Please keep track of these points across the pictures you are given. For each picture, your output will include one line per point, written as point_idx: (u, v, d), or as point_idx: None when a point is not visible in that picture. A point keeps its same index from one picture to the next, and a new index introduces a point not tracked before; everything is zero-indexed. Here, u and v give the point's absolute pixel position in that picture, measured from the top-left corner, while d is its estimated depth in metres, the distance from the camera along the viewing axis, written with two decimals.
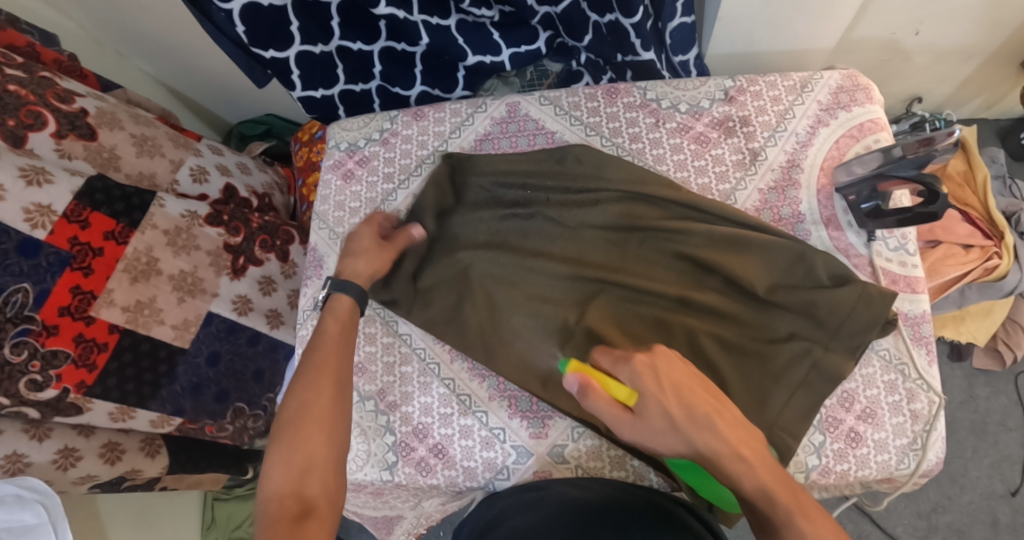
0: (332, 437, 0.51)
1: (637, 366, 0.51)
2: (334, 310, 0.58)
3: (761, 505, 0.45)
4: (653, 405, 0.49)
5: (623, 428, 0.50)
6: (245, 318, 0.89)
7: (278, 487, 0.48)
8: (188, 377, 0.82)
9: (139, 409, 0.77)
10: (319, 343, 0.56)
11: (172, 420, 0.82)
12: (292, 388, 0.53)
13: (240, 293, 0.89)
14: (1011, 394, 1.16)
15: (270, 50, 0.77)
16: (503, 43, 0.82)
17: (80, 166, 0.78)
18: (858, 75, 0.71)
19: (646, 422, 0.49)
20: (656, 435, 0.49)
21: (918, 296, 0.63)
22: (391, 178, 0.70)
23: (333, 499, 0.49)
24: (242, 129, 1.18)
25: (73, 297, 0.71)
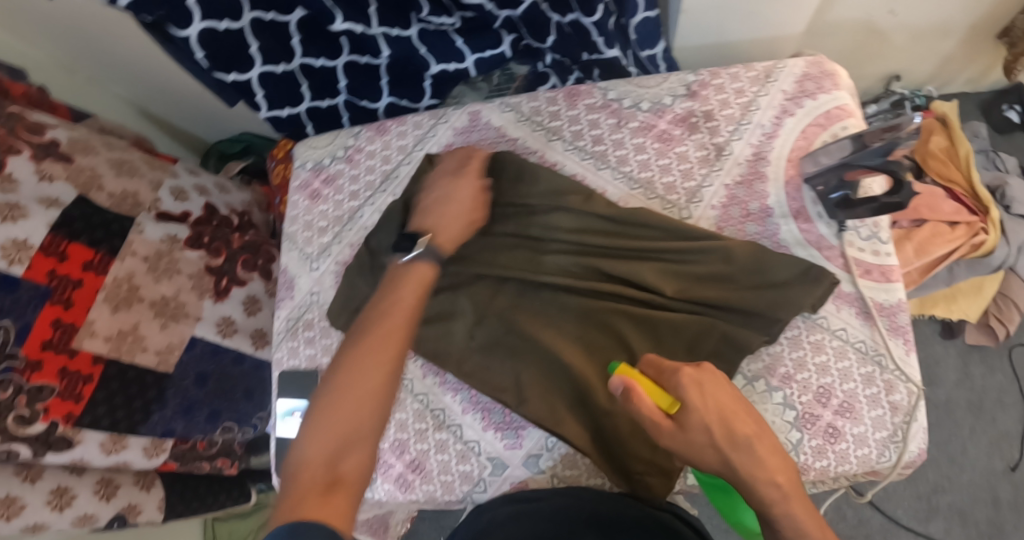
0: (380, 412, 0.47)
1: (687, 379, 0.49)
2: (412, 276, 0.53)
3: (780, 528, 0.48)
4: (699, 422, 0.48)
5: (662, 436, 0.49)
6: (229, 340, 0.89)
7: (314, 450, 0.44)
8: (178, 400, 0.82)
9: (131, 436, 0.77)
10: (389, 308, 0.51)
11: (164, 444, 0.81)
12: (353, 347, 0.49)
13: (223, 315, 0.89)
14: (1005, 369, 1.16)
15: (232, 73, 0.76)
16: (467, 49, 0.81)
17: (61, 189, 0.76)
18: (824, 61, 0.69)
19: (687, 436, 0.48)
20: (693, 452, 0.49)
21: (893, 285, 0.62)
22: (357, 195, 0.70)
23: (364, 471, 0.45)
24: (222, 148, 1.17)
25: (55, 330, 0.70)
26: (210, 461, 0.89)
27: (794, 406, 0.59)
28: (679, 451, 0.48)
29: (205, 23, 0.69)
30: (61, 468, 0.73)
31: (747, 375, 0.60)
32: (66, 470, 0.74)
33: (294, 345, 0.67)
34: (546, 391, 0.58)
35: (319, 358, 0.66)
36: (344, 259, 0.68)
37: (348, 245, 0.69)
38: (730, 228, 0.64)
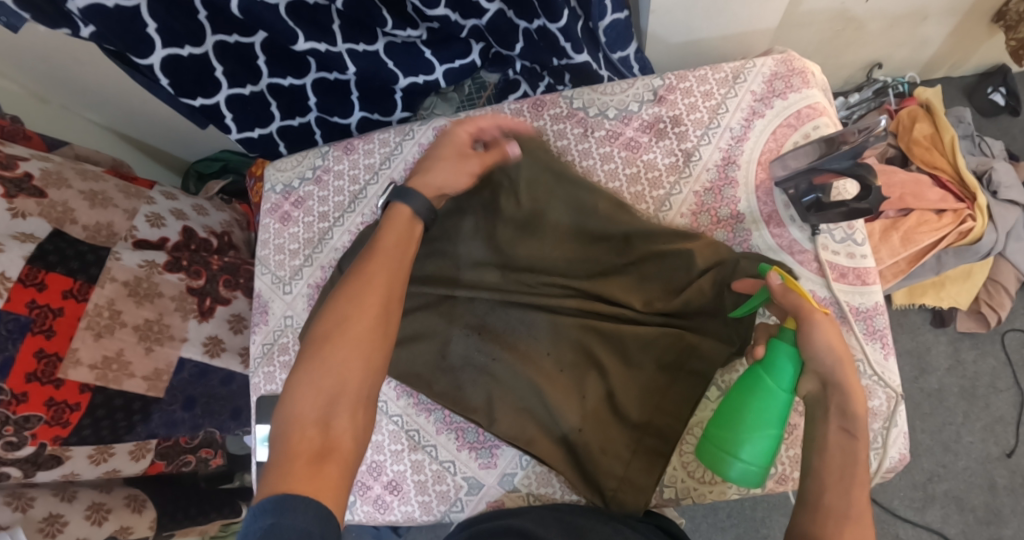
0: (368, 367, 0.46)
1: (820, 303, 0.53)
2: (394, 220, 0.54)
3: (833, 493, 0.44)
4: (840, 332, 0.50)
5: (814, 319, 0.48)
6: (216, 359, 0.89)
7: (303, 410, 0.43)
8: (162, 418, 0.82)
9: (116, 445, 0.78)
10: (373, 261, 0.51)
11: (149, 446, 0.82)
12: (337, 299, 0.49)
13: (211, 334, 0.89)
14: (998, 354, 1.15)
15: (198, 97, 0.76)
16: (436, 60, 0.81)
17: (35, 224, 0.75)
18: (794, 58, 0.68)
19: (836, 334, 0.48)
20: (829, 351, 0.48)
21: (868, 288, 0.61)
22: (327, 216, 0.70)
23: (356, 440, 0.44)
24: (199, 168, 1.16)
25: (38, 362, 0.70)
26: (195, 454, 0.90)
27: None
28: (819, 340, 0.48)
29: (167, 50, 0.68)
30: (51, 495, 0.74)
31: (722, 386, 0.59)
32: (56, 496, 0.75)
33: (271, 371, 0.67)
34: (517, 408, 0.58)
35: None
36: (316, 281, 0.68)
37: (319, 268, 0.68)
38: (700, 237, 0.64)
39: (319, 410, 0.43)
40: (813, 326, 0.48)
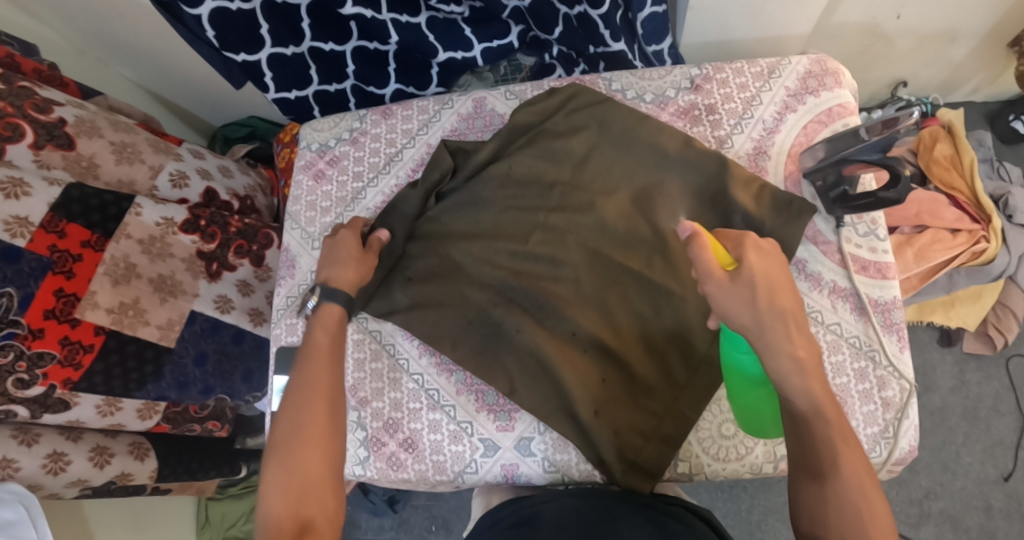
0: (331, 455, 0.50)
1: (749, 243, 0.51)
2: (323, 320, 0.57)
3: (813, 441, 0.46)
4: (756, 280, 0.48)
5: (710, 281, 0.49)
6: (227, 316, 0.86)
7: (277, 509, 0.46)
8: (174, 376, 0.80)
9: (126, 399, 0.76)
10: (312, 356, 0.54)
11: (157, 407, 0.80)
12: (284, 407, 0.51)
13: (221, 293, 0.86)
14: (1002, 378, 1.15)
15: (242, 53, 0.78)
16: (475, 38, 0.81)
17: (58, 176, 0.74)
18: (827, 59, 0.69)
19: (737, 288, 0.48)
20: (737, 310, 0.48)
21: (888, 282, 0.62)
22: (361, 176, 0.71)
23: (334, 519, 0.47)
24: (226, 133, 1.18)
25: (57, 300, 0.68)
26: (201, 424, 0.89)
27: None
28: (719, 299, 0.49)
29: (217, 2, 0.70)
30: (57, 433, 0.73)
31: None
32: (63, 435, 0.73)
33: (293, 323, 0.68)
34: (535, 379, 0.59)
35: None
36: None
37: None
38: None
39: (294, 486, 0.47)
40: (716, 292, 0.49)
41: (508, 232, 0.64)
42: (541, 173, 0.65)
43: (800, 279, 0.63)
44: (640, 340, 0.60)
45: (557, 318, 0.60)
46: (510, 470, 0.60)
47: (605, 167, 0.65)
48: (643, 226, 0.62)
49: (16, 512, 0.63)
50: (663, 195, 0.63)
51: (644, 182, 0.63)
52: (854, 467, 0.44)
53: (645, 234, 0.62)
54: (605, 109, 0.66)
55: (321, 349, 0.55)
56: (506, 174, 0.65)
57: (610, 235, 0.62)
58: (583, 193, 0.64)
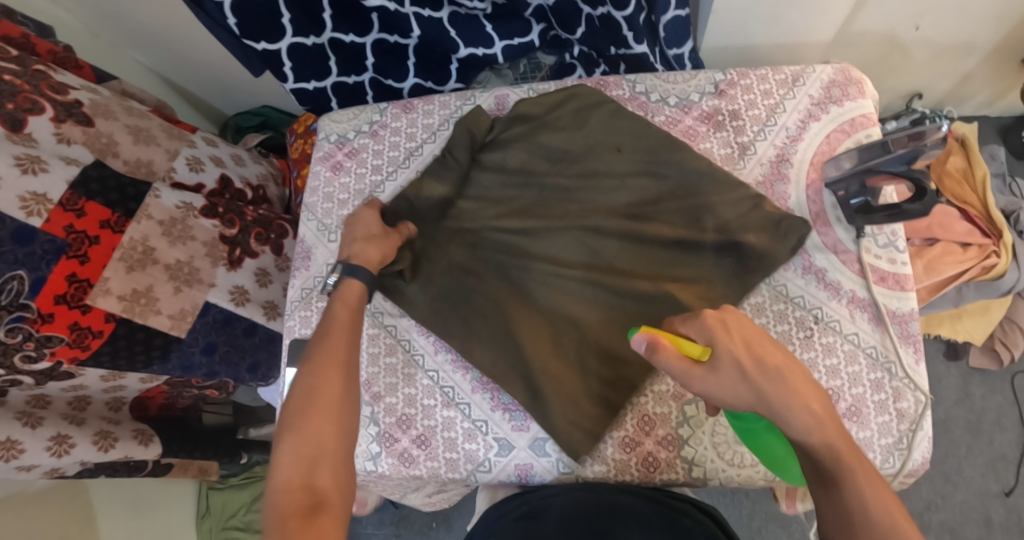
0: (343, 427, 0.49)
1: (711, 322, 0.50)
2: (343, 295, 0.57)
3: (832, 467, 0.45)
4: (734, 353, 0.48)
5: (697, 383, 0.48)
6: (242, 308, 0.85)
7: (289, 476, 0.45)
8: (179, 358, 0.79)
9: (129, 373, 0.76)
10: (330, 331, 0.54)
11: (159, 377, 0.81)
12: (299, 378, 0.51)
13: (237, 283, 0.85)
14: (1006, 393, 1.15)
15: (262, 42, 0.77)
16: (496, 35, 0.80)
17: (78, 151, 0.73)
18: (851, 69, 0.69)
19: (720, 372, 0.48)
20: (735, 397, 0.48)
21: (906, 293, 0.61)
22: (380, 169, 0.71)
23: (343, 492, 0.46)
24: (239, 121, 1.17)
25: (69, 285, 0.68)
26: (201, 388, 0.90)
27: None
28: (716, 395, 0.48)
29: None
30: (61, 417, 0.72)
31: None
32: (66, 419, 0.73)
33: (307, 315, 0.67)
34: (534, 378, 0.59)
35: None
36: None
37: None
38: None
39: (306, 452, 0.46)
40: (711, 388, 0.48)
41: (510, 227, 0.65)
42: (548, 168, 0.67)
43: (819, 289, 0.62)
44: None
45: (556, 310, 0.62)
46: (523, 470, 0.60)
47: (603, 166, 0.66)
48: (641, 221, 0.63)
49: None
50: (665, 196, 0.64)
51: (643, 184, 0.65)
52: (881, 498, 0.42)
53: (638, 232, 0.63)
54: (608, 110, 0.67)
55: (343, 323, 0.55)
56: (505, 171, 0.67)
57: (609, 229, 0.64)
58: (587, 188, 0.65)
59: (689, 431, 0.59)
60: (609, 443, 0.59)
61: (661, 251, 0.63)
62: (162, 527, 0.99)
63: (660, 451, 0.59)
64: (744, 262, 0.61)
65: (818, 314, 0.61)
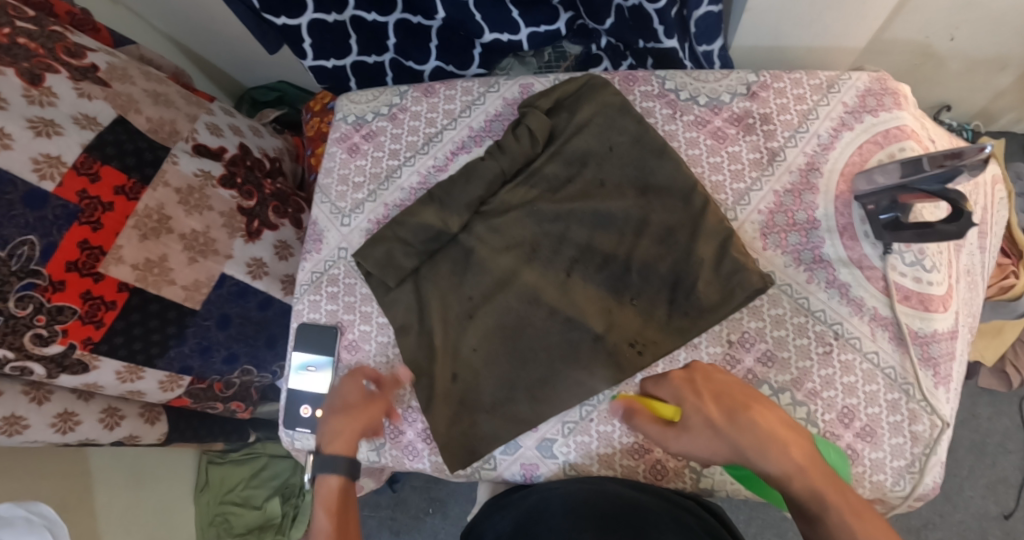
0: None
1: (678, 383, 0.51)
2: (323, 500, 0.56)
3: (814, 508, 0.46)
4: (711, 417, 0.48)
5: (670, 444, 0.50)
6: (258, 282, 0.83)
7: None
8: (197, 339, 0.78)
9: (147, 369, 0.74)
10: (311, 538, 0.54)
11: (180, 380, 0.79)
12: None
13: (255, 255, 0.84)
14: (1013, 415, 1.13)
15: (282, 16, 0.75)
16: (523, 21, 0.77)
17: (99, 107, 0.71)
18: (888, 78, 0.66)
19: (691, 435, 0.49)
20: (710, 452, 0.48)
21: (930, 314, 0.59)
22: (396, 154, 0.69)
23: None
24: (255, 95, 1.15)
25: (81, 252, 0.66)
26: (224, 402, 0.87)
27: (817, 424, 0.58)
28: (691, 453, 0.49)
29: None
30: (70, 392, 0.71)
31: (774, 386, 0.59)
32: (75, 394, 0.72)
33: (316, 299, 0.66)
34: (520, 384, 0.60)
35: (341, 315, 0.65)
36: (376, 218, 0.67)
37: (382, 205, 0.68)
38: (774, 234, 0.63)
39: None
40: (683, 445, 0.49)
41: (501, 224, 0.63)
42: (546, 164, 0.64)
43: (841, 303, 0.60)
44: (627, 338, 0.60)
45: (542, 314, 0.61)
46: (529, 470, 0.60)
47: (600, 166, 0.63)
48: (632, 226, 0.62)
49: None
50: (636, 210, 0.61)
51: (619, 192, 0.63)
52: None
53: (629, 237, 0.62)
54: (612, 104, 0.64)
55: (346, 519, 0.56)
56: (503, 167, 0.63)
57: (600, 232, 0.62)
58: (582, 186, 0.63)
59: None
60: (618, 448, 0.58)
61: (653, 258, 0.61)
62: (160, 498, 1.00)
63: (669, 460, 0.58)
64: (687, 294, 0.59)
65: (838, 329, 0.60)
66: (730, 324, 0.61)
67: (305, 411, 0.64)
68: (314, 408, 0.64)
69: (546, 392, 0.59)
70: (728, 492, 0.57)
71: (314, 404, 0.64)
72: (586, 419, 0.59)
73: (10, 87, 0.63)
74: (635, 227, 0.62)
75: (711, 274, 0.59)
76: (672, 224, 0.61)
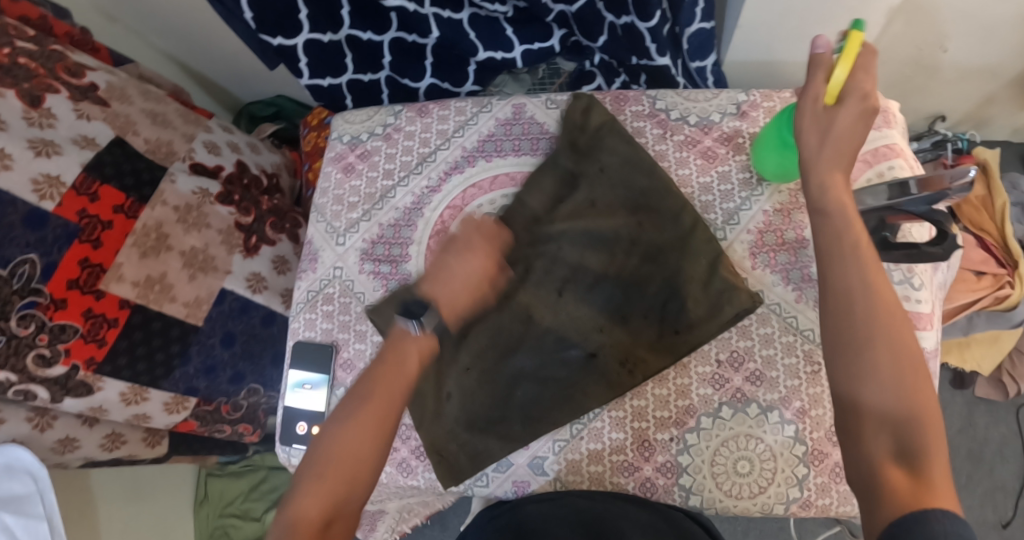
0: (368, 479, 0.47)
1: (859, 95, 0.47)
2: (411, 337, 0.53)
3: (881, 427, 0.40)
4: (836, 128, 0.48)
5: (808, 116, 0.49)
6: (258, 296, 0.86)
7: (303, 515, 0.45)
8: (201, 358, 0.79)
9: (152, 390, 0.74)
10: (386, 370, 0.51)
11: (186, 402, 0.79)
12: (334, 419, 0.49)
13: (254, 270, 0.86)
14: (1010, 424, 1.14)
15: (278, 37, 0.76)
16: (516, 39, 0.78)
17: (98, 128, 0.73)
18: (878, 96, 0.67)
19: (815, 124, 0.49)
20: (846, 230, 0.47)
21: (919, 332, 0.60)
22: (391, 173, 0.70)
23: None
24: (253, 110, 1.16)
25: (82, 270, 0.67)
26: (232, 425, 0.87)
27: (804, 442, 0.57)
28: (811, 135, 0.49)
29: None
30: (74, 418, 0.72)
31: (762, 405, 0.58)
32: (79, 420, 0.73)
33: (311, 318, 0.67)
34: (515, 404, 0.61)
35: (336, 333, 0.66)
36: (371, 237, 0.68)
37: (377, 224, 0.69)
38: (762, 255, 0.63)
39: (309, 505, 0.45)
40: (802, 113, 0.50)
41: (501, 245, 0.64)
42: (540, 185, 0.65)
43: None
44: (618, 356, 0.60)
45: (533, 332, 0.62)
46: (521, 486, 0.61)
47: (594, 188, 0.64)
48: (626, 245, 0.62)
49: (25, 485, 0.65)
50: (629, 229, 0.62)
51: (612, 212, 0.63)
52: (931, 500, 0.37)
53: (620, 257, 0.62)
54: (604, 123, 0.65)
55: (407, 366, 0.52)
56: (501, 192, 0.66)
57: (595, 251, 0.62)
58: (575, 206, 0.64)
59: (688, 459, 0.58)
60: (608, 466, 0.59)
61: (644, 277, 0.62)
62: (159, 511, 1.01)
63: (658, 478, 0.58)
64: (675, 314, 0.60)
65: None
66: (719, 343, 0.60)
67: (301, 428, 0.65)
68: (310, 425, 0.65)
69: (538, 410, 0.60)
70: (719, 511, 0.58)
71: (309, 422, 0.65)
72: (576, 439, 0.60)
73: (11, 110, 0.64)
74: (627, 246, 0.62)
75: (699, 293, 0.59)
76: (664, 244, 0.61)
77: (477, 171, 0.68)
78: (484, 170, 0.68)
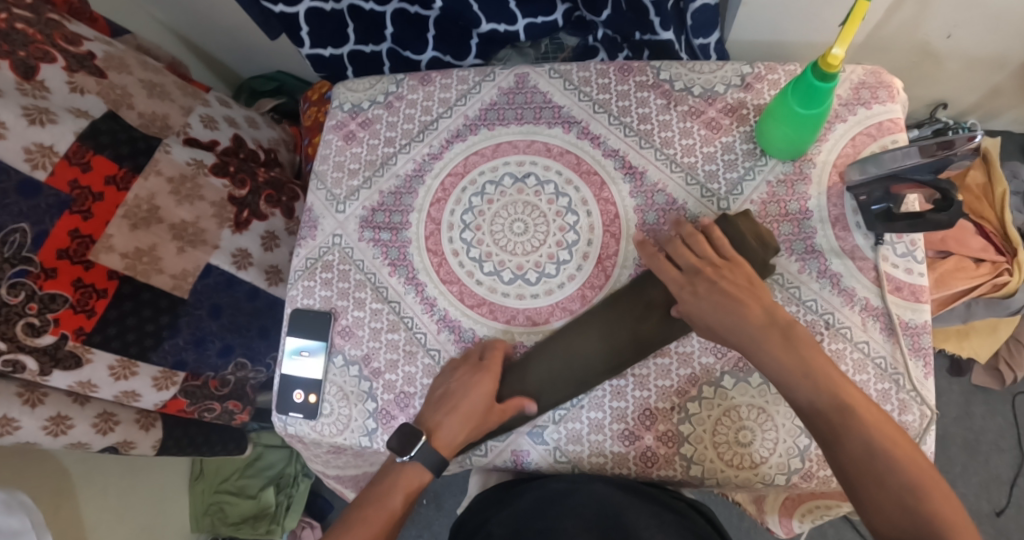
0: None
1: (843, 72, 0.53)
2: (405, 474, 0.61)
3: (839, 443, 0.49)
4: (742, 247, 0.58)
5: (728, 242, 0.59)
6: (244, 273, 0.82)
7: None
8: (191, 330, 0.78)
9: (141, 363, 0.74)
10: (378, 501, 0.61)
11: (175, 377, 0.78)
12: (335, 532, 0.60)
13: (240, 246, 0.82)
14: (1006, 414, 1.14)
15: (279, 4, 0.75)
16: (519, 12, 0.77)
17: (91, 101, 0.72)
18: (883, 72, 0.66)
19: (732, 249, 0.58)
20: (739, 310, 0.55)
21: (920, 305, 0.59)
22: (392, 141, 0.69)
23: None
24: (254, 85, 1.15)
25: (72, 240, 0.66)
26: (221, 403, 0.86)
27: None
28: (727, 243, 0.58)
29: None
30: (65, 395, 0.71)
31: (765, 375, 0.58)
32: (70, 397, 0.72)
33: (310, 285, 0.66)
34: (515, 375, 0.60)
35: (335, 301, 0.65)
36: (372, 205, 0.68)
37: (377, 192, 0.68)
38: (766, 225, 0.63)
39: None
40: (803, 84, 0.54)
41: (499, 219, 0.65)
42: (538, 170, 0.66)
43: (833, 293, 0.61)
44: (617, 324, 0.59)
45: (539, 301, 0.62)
46: (520, 457, 0.60)
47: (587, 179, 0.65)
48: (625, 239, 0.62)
49: None
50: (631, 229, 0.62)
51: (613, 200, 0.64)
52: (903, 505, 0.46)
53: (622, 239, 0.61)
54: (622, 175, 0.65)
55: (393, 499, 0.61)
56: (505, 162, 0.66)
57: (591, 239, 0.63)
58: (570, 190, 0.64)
59: (690, 428, 0.58)
60: (609, 435, 0.59)
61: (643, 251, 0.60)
62: (154, 487, 1.00)
63: (660, 447, 0.58)
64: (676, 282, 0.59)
65: (829, 319, 0.60)
66: None
67: (298, 396, 0.64)
68: (307, 393, 0.64)
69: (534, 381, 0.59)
70: (730, 484, 0.57)
71: (306, 390, 0.64)
72: (578, 407, 0.60)
73: (4, 81, 0.64)
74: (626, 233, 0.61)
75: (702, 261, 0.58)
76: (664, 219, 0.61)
77: (479, 140, 0.68)
78: (489, 137, 0.67)
